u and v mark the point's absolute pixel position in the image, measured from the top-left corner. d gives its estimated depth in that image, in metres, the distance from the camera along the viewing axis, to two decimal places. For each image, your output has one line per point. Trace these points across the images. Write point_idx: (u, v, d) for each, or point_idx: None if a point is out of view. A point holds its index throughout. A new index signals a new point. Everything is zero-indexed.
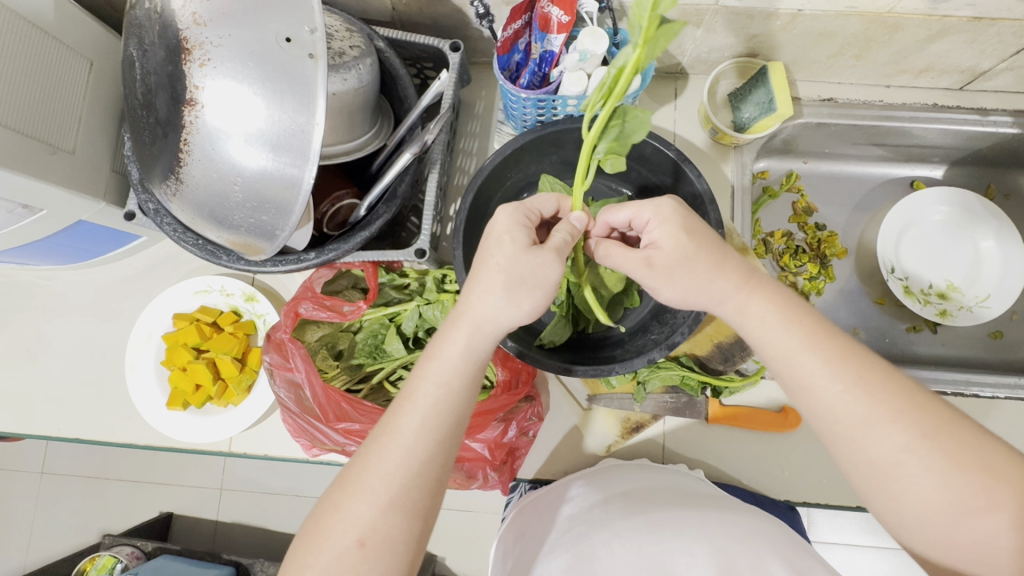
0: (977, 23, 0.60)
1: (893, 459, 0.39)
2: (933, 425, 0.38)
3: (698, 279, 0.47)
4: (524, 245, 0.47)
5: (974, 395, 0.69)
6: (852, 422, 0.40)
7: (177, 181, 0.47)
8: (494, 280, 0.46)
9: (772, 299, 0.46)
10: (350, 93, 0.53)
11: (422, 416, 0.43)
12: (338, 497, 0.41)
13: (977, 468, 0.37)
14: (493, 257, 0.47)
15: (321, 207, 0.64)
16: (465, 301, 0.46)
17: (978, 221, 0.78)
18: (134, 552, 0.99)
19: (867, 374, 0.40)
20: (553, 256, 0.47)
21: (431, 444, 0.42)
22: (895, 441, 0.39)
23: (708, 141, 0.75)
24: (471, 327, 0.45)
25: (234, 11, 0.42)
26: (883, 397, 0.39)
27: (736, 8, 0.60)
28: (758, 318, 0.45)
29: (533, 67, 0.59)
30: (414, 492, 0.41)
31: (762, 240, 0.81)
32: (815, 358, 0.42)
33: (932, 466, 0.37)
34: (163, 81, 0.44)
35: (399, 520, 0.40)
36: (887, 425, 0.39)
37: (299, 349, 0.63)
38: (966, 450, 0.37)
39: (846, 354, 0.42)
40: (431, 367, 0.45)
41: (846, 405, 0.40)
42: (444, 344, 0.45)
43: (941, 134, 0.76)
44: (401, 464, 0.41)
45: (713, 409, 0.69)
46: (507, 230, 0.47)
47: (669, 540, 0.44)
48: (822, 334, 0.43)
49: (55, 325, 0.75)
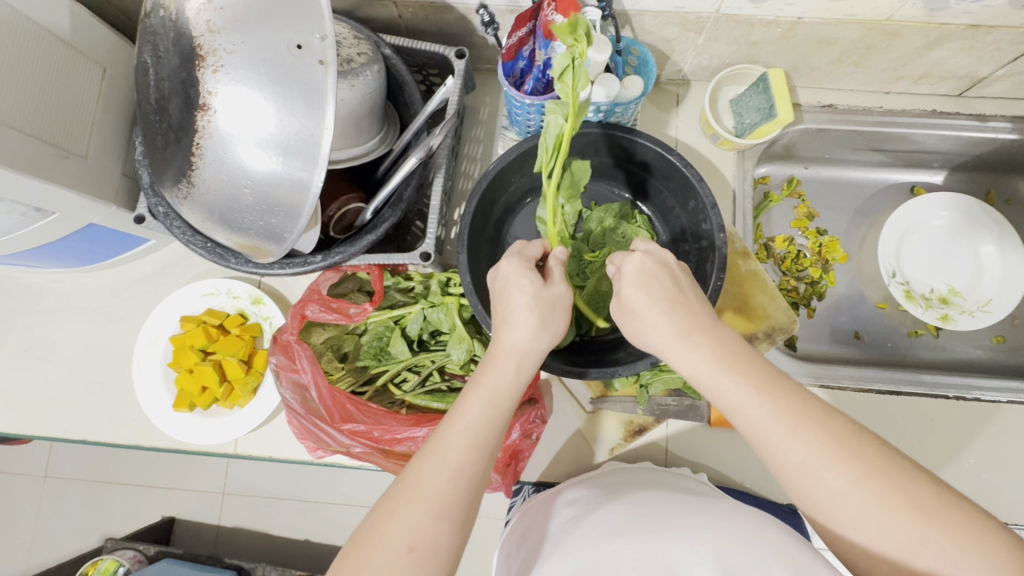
0: (974, 30, 0.61)
1: (832, 502, 0.38)
2: (867, 467, 0.38)
3: (662, 334, 0.46)
4: (541, 283, 0.50)
5: (976, 399, 0.69)
6: (790, 467, 0.39)
7: (189, 184, 0.48)
8: (524, 315, 0.49)
9: (708, 344, 0.44)
10: (358, 99, 0.55)
11: (475, 431, 0.43)
12: (390, 505, 0.40)
13: (910, 510, 0.36)
14: (517, 298, 0.49)
15: (328, 209, 0.64)
16: (501, 334, 0.49)
17: (978, 226, 0.79)
18: (136, 556, 1.00)
19: (802, 422, 0.40)
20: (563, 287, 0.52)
21: (480, 459, 0.43)
22: (831, 485, 0.38)
23: (710, 147, 0.75)
24: (518, 354, 0.47)
25: (247, 19, 0.43)
26: (820, 442, 0.39)
27: (737, 16, 0.61)
28: (705, 374, 0.44)
29: (537, 73, 0.60)
30: (461, 503, 0.41)
31: (764, 245, 0.81)
32: (756, 407, 0.41)
33: (869, 510, 0.37)
34: (176, 86, 0.45)
35: (447, 530, 0.40)
36: (823, 469, 0.38)
37: (306, 351, 0.63)
38: (899, 492, 0.37)
39: (781, 398, 0.41)
40: (481, 387, 0.46)
41: (783, 451, 0.39)
42: (493, 367, 0.47)
43: (940, 140, 0.77)
44: (453, 476, 0.41)
45: (716, 413, 0.69)
46: (520, 275, 0.51)
47: (673, 536, 0.44)
48: (762, 377, 0.42)
49: (63, 328, 0.76)
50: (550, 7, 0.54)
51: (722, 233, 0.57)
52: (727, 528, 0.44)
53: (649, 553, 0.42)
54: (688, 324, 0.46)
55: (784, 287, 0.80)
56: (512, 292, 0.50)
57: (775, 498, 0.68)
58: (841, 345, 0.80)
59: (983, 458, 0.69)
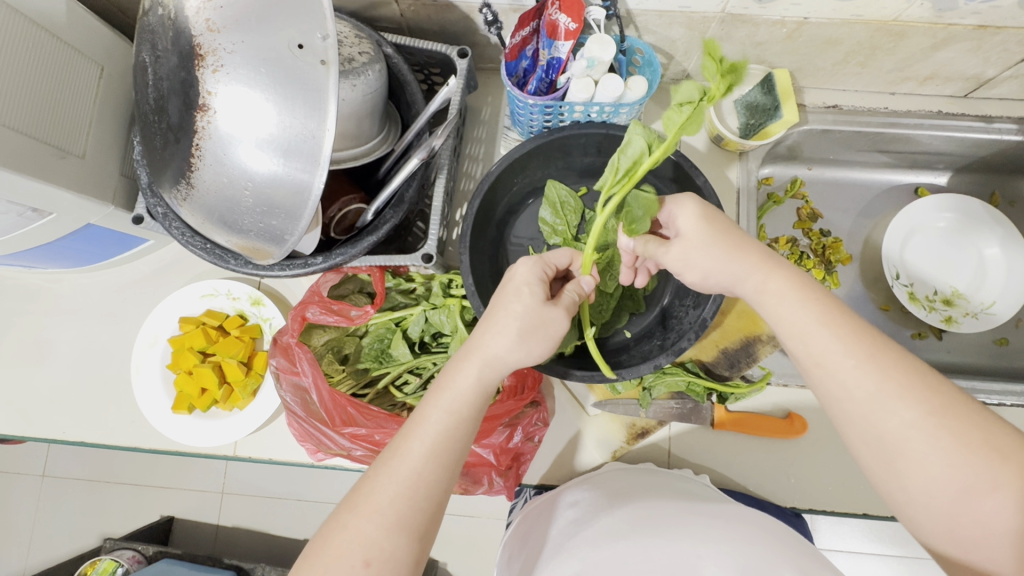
0: (982, 31, 0.60)
1: (902, 436, 0.38)
2: (943, 404, 0.38)
3: (718, 253, 0.48)
4: (540, 298, 0.49)
5: (980, 402, 0.69)
6: (860, 397, 0.39)
7: (188, 185, 0.47)
8: (509, 325, 0.47)
9: (786, 275, 0.46)
10: (360, 99, 0.54)
11: (431, 440, 0.43)
12: (345, 516, 0.41)
13: (985, 450, 0.36)
14: (509, 304, 0.49)
15: (329, 211, 0.63)
16: (477, 339, 0.48)
17: (982, 228, 0.78)
18: (135, 556, 0.99)
19: (880, 351, 0.40)
20: (559, 314, 0.49)
21: (437, 468, 0.43)
22: (904, 417, 0.38)
23: (713, 147, 0.75)
24: (483, 361, 0.46)
25: (248, 18, 0.42)
26: (895, 372, 0.39)
27: (742, 16, 0.60)
28: (774, 289, 0.45)
29: (541, 72, 0.59)
30: (418, 514, 0.41)
31: (767, 246, 0.81)
32: (827, 332, 0.41)
33: (941, 445, 0.36)
34: (175, 86, 0.45)
35: (403, 541, 0.40)
36: (896, 400, 0.38)
37: (306, 354, 0.62)
38: (974, 431, 0.36)
39: (854, 327, 0.41)
40: (442, 397, 0.45)
41: (856, 379, 0.39)
42: (454, 373, 0.46)
43: (945, 141, 0.77)
44: (409, 486, 0.41)
45: (719, 413, 0.68)
46: (526, 282, 0.50)
47: (679, 543, 0.43)
48: (836, 308, 0.43)
49: (60, 328, 0.75)
50: (554, 5, 0.53)
51: None
52: (735, 532, 0.44)
53: (654, 556, 0.42)
54: (759, 253, 0.47)
55: None
56: (506, 292, 0.50)
57: (779, 500, 0.68)
58: None
59: None
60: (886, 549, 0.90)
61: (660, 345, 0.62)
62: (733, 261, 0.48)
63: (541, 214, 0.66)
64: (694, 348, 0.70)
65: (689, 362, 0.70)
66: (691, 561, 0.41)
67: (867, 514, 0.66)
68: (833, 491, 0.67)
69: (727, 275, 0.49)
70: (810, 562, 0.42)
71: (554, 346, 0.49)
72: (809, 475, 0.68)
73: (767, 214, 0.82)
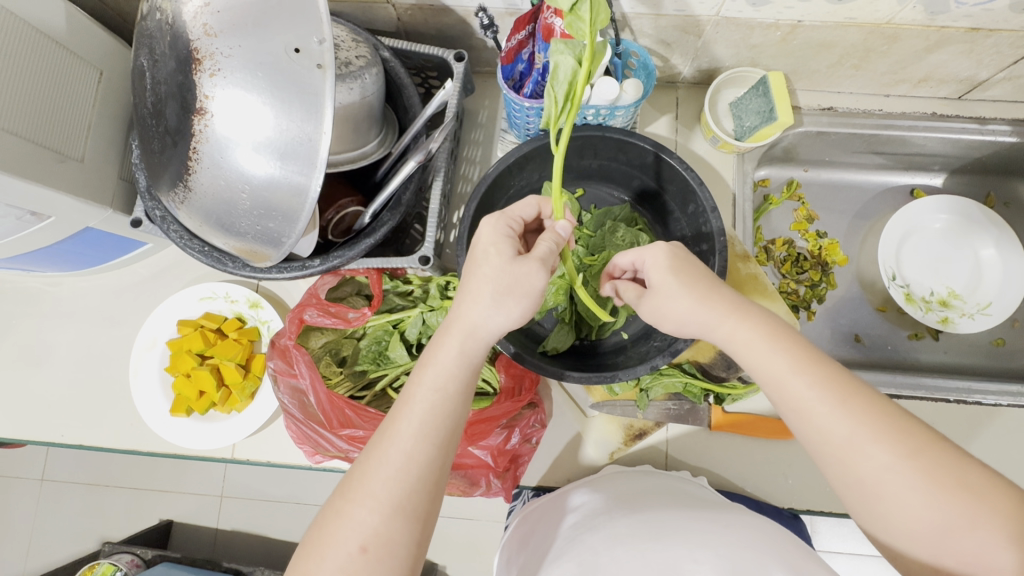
0: (975, 33, 0.61)
1: (879, 479, 0.38)
2: (917, 445, 0.38)
3: (690, 303, 0.48)
4: (509, 255, 0.48)
5: (977, 403, 0.69)
6: (836, 442, 0.39)
7: (186, 188, 0.48)
8: (484, 289, 0.47)
9: (755, 317, 0.46)
10: (357, 102, 0.54)
11: (419, 419, 0.43)
12: (339, 504, 0.41)
13: (961, 490, 0.36)
14: (481, 269, 0.48)
15: (326, 215, 0.64)
16: (455, 312, 0.48)
17: (978, 229, 0.78)
18: (133, 560, 0.99)
19: (851, 397, 0.40)
20: (532, 265, 0.48)
21: (430, 447, 0.42)
22: (880, 460, 0.38)
23: (709, 150, 0.75)
24: (464, 333, 0.46)
25: (244, 23, 0.43)
26: (868, 417, 0.39)
27: (737, 19, 0.61)
28: (745, 337, 0.45)
29: (536, 76, 0.60)
30: (413, 495, 0.41)
31: (763, 248, 0.81)
32: (798, 380, 0.42)
33: (919, 487, 0.37)
34: (173, 90, 0.45)
35: (400, 524, 0.40)
36: (871, 444, 0.38)
37: (304, 356, 0.63)
38: (949, 473, 0.37)
39: (823, 373, 0.42)
40: (427, 373, 0.45)
41: (830, 425, 0.40)
42: (437, 349, 0.46)
43: (940, 142, 0.77)
44: (402, 468, 0.41)
45: (716, 416, 0.68)
46: (492, 242, 0.49)
47: (676, 547, 0.43)
48: (804, 354, 0.43)
49: (59, 331, 0.75)
50: (550, 9, 0.54)
51: (722, 237, 0.57)
52: (731, 535, 0.44)
53: (650, 559, 0.42)
54: (731, 299, 0.47)
55: (784, 289, 0.80)
56: (476, 257, 0.48)
57: (776, 502, 0.68)
58: (840, 348, 0.79)
59: (986, 462, 0.68)
60: None
61: (657, 347, 0.61)
62: (703, 310, 0.47)
63: None
64: (689, 349, 0.70)
65: (686, 363, 0.70)
66: (684, 564, 0.41)
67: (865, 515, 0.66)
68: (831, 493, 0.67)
69: (700, 323, 0.48)
70: (805, 565, 0.42)
71: (534, 300, 0.48)
72: (806, 476, 0.68)
73: (763, 216, 0.82)
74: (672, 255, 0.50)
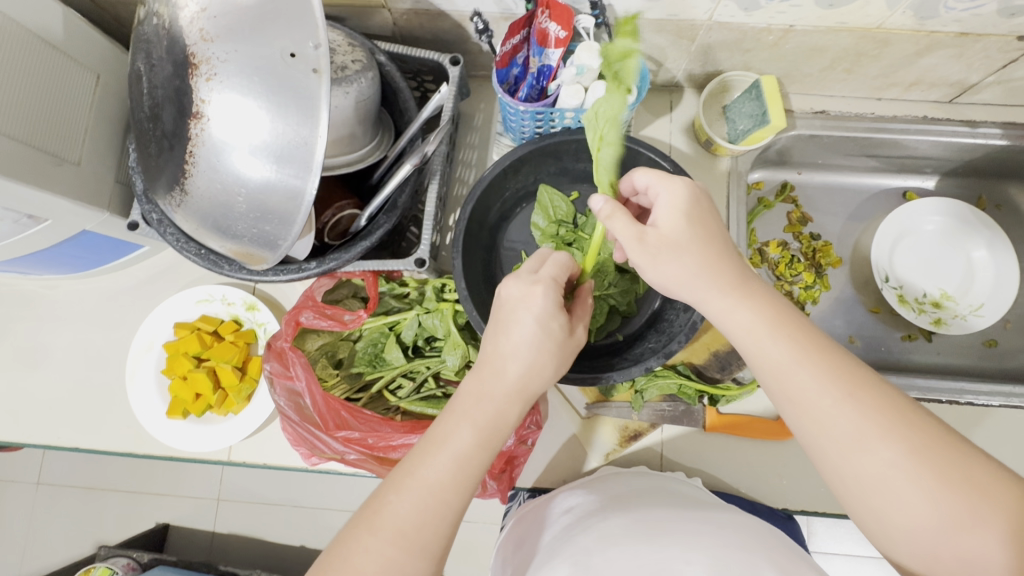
0: (964, 38, 0.62)
1: (881, 474, 0.38)
2: (922, 441, 0.38)
3: (692, 260, 0.46)
4: (562, 322, 0.49)
5: (969, 403, 0.70)
6: (837, 437, 0.39)
7: (182, 192, 0.48)
8: (529, 350, 0.47)
9: (761, 301, 0.45)
10: (353, 106, 0.55)
11: (453, 467, 0.43)
12: (362, 538, 0.41)
13: (965, 487, 0.36)
14: (529, 330, 0.47)
15: (323, 216, 0.64)
16: (499, 364, 0.47)
17: (970, 231, 0.79)
18: (129, 563, 0.98)
19: (857, 390, 0.40)
20: (580, 327, 0.52)
21: (459, 491, 0.43)
22: (883, 457, 0.38)
23: (704, 153, 0.76)
24: (511, 389, 0.46)
25: (240, 28, 0.43)
26: (874, 412, 0.39)
27: (729, 24, 0.62)
28: (744, 319, 0.44)
29: (530, 80, 0.60)
30: (434, 538, 0.41)
31: (758, 250, 0.82)
32: (805, 371, 0.41)
33: (919, 483, 0.37)
34: (170, 95, 0.45)
35: (423, 565, 0.41)
36: (875, 440, 0.38)
37: (299, 358, 0.64)
38: (952, 469, 0.37)
39: (830, 364, 0.41)
40: (465, 422, 0.45)
41: (832, 419, 0.40)
42: (479, 396, 0.46)
43: (932, 145, 0.78)
44: (431, 510, 0.42)
45: (711, 417, 0.69)
46: (548, 315, 0.48)
47: (667, 548, 0.43)
48: (812, 345, 0.42)
49: (55, 334, 0.75)
50: (544, 13, 0.54)
51: None
52: (723, 536, 0.45)
53: (643, 560, 0.43)
54: (737, 279, 0.46)
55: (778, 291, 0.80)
56: (523, 318, 0.47)
57: (770, 503, 0.68)
58: None
59: None
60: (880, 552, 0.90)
61: (651, 347, 0.62)
62: (706, 276, 0.46)
63: (534, 219, 0.68)
64: (685, 351, 0.71)
65: (681, 365, 0.70)
66: (675, 565, 0.41)
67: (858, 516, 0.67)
68: (824, 494, 0.67)
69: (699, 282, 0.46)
70: (798, 566, 0.43)
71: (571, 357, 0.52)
72: (800, 477, 0.68)
73: (757, 218, 0.83)
74: (694, 202, 0.48)
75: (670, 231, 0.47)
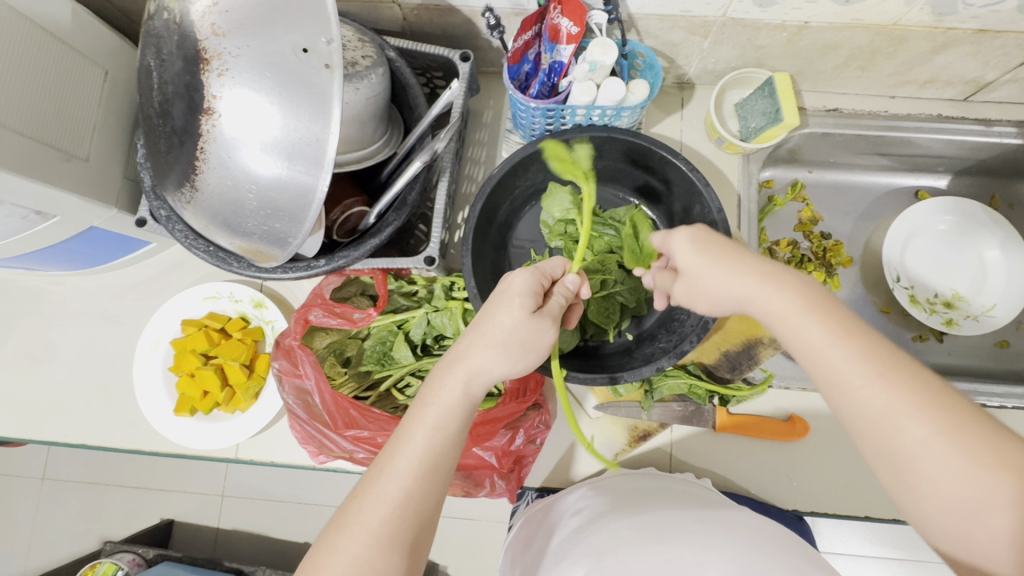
0: (981, 35, 0.61)
1: (912, 454, 0.38)
2: (957, 421, 0.37)
3: (720, 281, 0.48)
4: (529, 310, 0.47)
5: (981, 404, 0.69)
6: (871, 416, 0.39)
7: (192, 188, 0.47)
8: (496, 338, 0.47)
9: (790, 282, 0.45)
10: (363, 102, 0.54)
11: (418, 458, 0.43)
12: (335, 538, 0.41)
13: (1000, 467, 0.36)
14: (499, 318, 0.47)
15: (332, 214, 0.63)
16: (462, 350, 0.47)
17: (982, 230, 0.78)
18: (135, 559, 0.98)
19: (890, 368, 0.39)
20: (547, 324, 0.48)
21: (425, 484, 0.42)
22: (915, 436, 0.37)
23: (715, 151, 0.75)
24: (467, 375, 0.46)
25: (252, 22, 0.42)
26: (906, 390, 0.38)
27: (743, 20, 0.61)
28: (779, 302, 0.44)
29: (543, 76, 0.59)
30: (406, 530, 0.41)
31: (768, 248, 0.81)
32: (832, 350, 0.41)
33: (953, 463, 0.36)
34: (180, 90, 0.45)
35: (395, 558, 0.40)
36: (908, 418, 0.38)
37: (309, 356, 0.63)
38: (991, 449, 0.36)
39: (859, 344, 0.41)
40: (427, 412, 0.45)
41: (865, 398, 0.39)
42: (438, 388, 0.46)
43: (945, 144, 0.77)
44: (398, 505, 0.41)
45: (721, 418, 0.68)
46: (518, 293, 0.48)
47: (680, 548, 0.43)
48: (844, 323, 0.42)
49: (63, 330, 0.75)
50: (556, 9, 0.53)
51: (728, 238, 0.57)
52: (738, 537, 0.44)
53: (656, 561, 0.42)
54: (763, 266, 0.46)
55: None
56: (498, 313, 0.47)
57: (779, 504, 0.68)
58: None
59: None
60: (886, 552, 0.90)
61: (662, 348, 0.62)
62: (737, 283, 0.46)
63: (542, 216, 0.67)
64: (696, 350, 0.70)
65: (691, 364, 0.70)
66: (689, 565, 0.41)
67: (868, 517, 0.66)
68: (834, 494, 0.67)
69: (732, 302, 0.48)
70: (812, 567, 0.42)
71: (543, 355, 0.48)
72: (811, 477, 0.68)
73: (767, 217, 0.82)
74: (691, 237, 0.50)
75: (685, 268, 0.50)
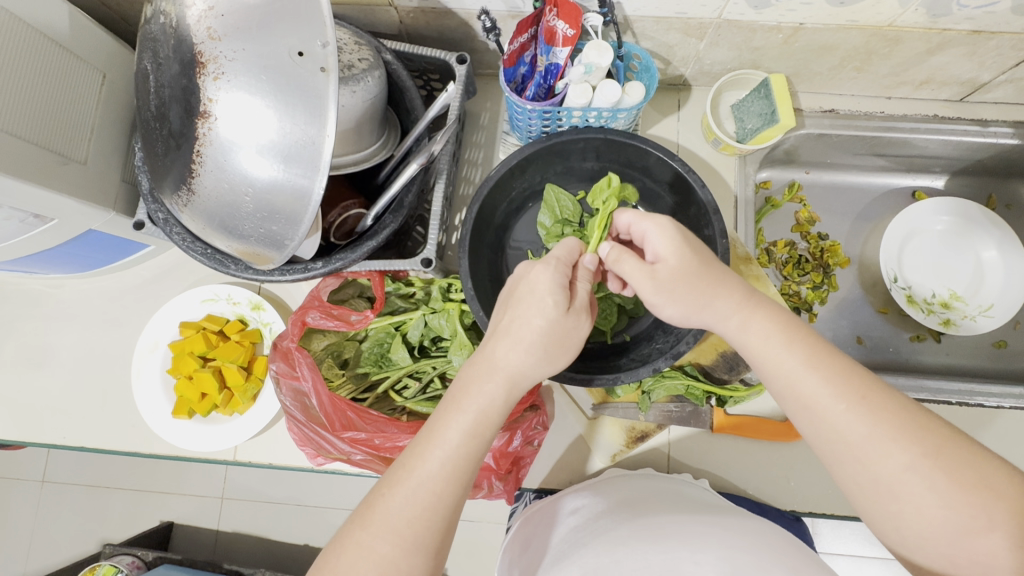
0: (976, 36, 0.61)
1: (896, 478, 0.38)
2: (935, 445, 0.38)
3: (702, 289, 0.47)
4: (563, 309, 0.47)
5: (979, 405, 0.69)
6: (855, 442, 0.39)
7: (189, 191, 0.48)
8: (532, 341, 0.46)
9: (767, 308, 0.46)
10: (360, 105, 0.54)
11: (450, 462, 0.43)
12: (358, 534, 0.41)
13: (977, 488, 0.37)
14: (531, 319, 0.46)
15: (329, 216, 0.63)
16: (495, 353, 0.46)
17: (979, 231, 0.78)
18: (135, 562, 0.98)
19: (868, 393, 0.40)
20: (583, 318, 0.49)
21: (454, 488, 0.43)
22: (897, 461, 0.38)
23: (712, 152, 0.75)
24: (508, 381, 0.46)
25: (247, 26, 0.43)
26: (886, 415, 0.39)
27: (738, 22, 0.61)
28: (756, 329, 0.45)
29: (539, 79, 0.60)
30: (433, 532, 0.41)
31: (765, 249, 0.81)
32: (809, 378, 0.41)
33: (933, 487, 0.37)
34: (176, 94, 0.45)
35: (419, 559, 0.41)
36: (889, 443, 0.38)
37: (305, 358, 0.63)
38: (967, 470, 0.37)
39: (836, 370, 0.41)
40: (460, 416, 0.44)
41: (848, 424, 0.40)
42: (476, 390, 0.45)
43: (941, 145, 0.77)
44: (426, 507, 0.42)
45: (719, 417, 0.69)
46: (549, 291, 0.47)
47: (675, 548, 0.43)
48: (822, 349, 0.43)
49: (62, 333, 0.75)
50: (551, 11, 0.53)
51: (724, 239, 0.57)
52: (733, 539, 0.44)
53: (651, 562, 0.42)
54: (741, 289, 0.47)
55: (785, 291, 0.80)
56: (530, 316, 0.46)
57: (778, 505, 0.68)
58: (841, 350, 0.79)
59: None
60: (885, 552, 0.90)
61: (659, 348, 0.62)
62: (716, 301, 0.47)
63: (539, 218, 0.67)
64: (693, 351, 0.70)
65: (688, 365, 0.70)
66: (685, 566, 0.41)
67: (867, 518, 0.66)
68: (833, 496, 0.67)
69: (712, 309, 0.47)
70: (808, 568, 0.42)
71: (575, 351, 0.50)
72: (809, 478, 0.68)
73: (765, 218, 0.82)
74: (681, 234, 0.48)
75: (673, 265, 0.47)
